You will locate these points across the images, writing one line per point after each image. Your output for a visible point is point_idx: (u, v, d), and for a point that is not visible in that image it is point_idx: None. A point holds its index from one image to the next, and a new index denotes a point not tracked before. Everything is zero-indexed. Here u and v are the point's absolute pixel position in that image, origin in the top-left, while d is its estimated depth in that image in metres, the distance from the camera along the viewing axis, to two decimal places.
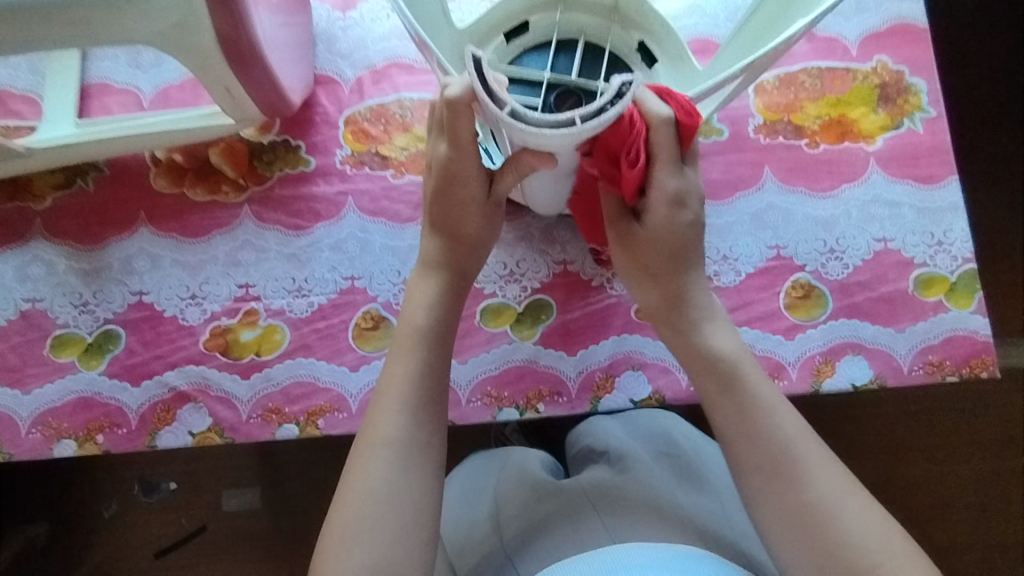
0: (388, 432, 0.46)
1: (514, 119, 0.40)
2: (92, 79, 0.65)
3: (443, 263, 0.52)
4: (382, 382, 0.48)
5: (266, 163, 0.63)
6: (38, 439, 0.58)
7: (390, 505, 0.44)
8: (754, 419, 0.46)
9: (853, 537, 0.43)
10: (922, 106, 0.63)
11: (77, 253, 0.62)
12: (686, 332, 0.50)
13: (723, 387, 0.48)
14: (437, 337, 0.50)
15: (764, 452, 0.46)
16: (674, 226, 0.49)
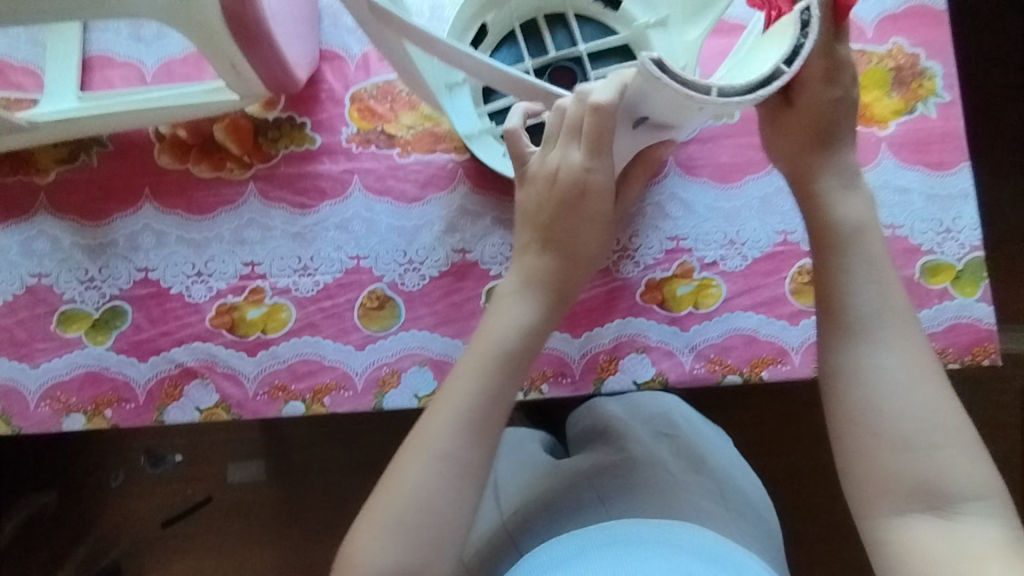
0: (440, 443, 0.47)
1: (724, 97, 0.39)
2: (94, 51, 0.64)
3: (539, 284, 0.50)
4: (444, 393, 0.49)
5: (271, 140, 0.63)
6: (47, 413, 0.59)
7: (427, 513, 0.46)
8: (854, 287, 0.48)
9: (913, 413, 0.45)
10: (936, 91, 0.62)
11: (82, 229, 0.62)
12: (815, 191, 0.50)
13: (833, 247, 0.49)
14: (517, 360, 0.49)
15: (852, 314, 0.48)
16: (824, 101, 0.48)
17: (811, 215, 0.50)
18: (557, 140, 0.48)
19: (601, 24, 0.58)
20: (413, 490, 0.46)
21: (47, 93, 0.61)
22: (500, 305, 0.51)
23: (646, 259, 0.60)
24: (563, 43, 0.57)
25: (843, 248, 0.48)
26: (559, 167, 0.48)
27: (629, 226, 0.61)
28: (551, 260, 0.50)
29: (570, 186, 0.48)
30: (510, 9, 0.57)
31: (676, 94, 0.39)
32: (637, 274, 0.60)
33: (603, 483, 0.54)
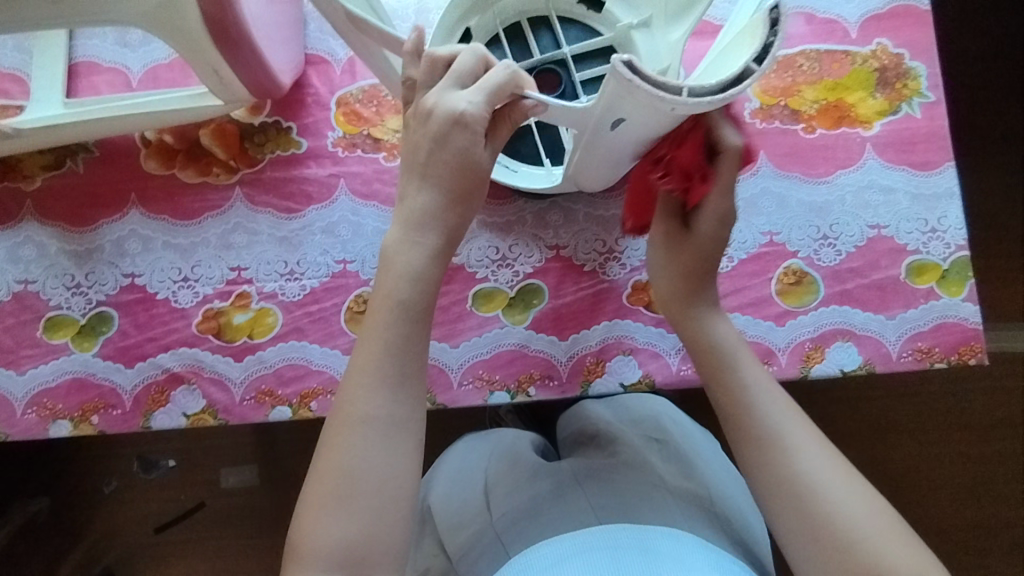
0: (365, 407, 0.44)
1: (694, 97, 0.38)
2: (80, 57, 0.64)
3: (431, 222, 0.47)
4: (355, 357, 0.46)
5: (257, 145, 0.63)
6: (34, 420, 0.59)
7: (366, 482, 0.44)
8: (742, 399, 0.49)
9: (842, 513, 0.44)
10: (921, 91, 0.62)
11: (68, 235, 0.62)
12: (699, 319, 0.53)
13: (720, 369, 0.51)
14: (416, 309, 0.47)
15: (750, 426, 0.48)
16: (718, 239, 0.52)
17: (694, 340, 0.53)
18: (440, 81, 0.46)
19: (586, 26, 0.57)
20: (350, 459, 0.44)
21: (32, 100, 0.61)
22: (393, 254, 0.48)
23: (633, 261, 0.60)
24: (547, 45, 0.57)
25: (729, 368, 0.51)
26: (437, 105, 0.45)
27: (616, 228, 0.61)
28: (437, 196, 0.47)
29: (448, 120, 0.45)
30: (493, 14, 0.57)
31: (649, 96, 0.38)
32: (624, 276, 0.60)
33: (591, 487, 0.53)
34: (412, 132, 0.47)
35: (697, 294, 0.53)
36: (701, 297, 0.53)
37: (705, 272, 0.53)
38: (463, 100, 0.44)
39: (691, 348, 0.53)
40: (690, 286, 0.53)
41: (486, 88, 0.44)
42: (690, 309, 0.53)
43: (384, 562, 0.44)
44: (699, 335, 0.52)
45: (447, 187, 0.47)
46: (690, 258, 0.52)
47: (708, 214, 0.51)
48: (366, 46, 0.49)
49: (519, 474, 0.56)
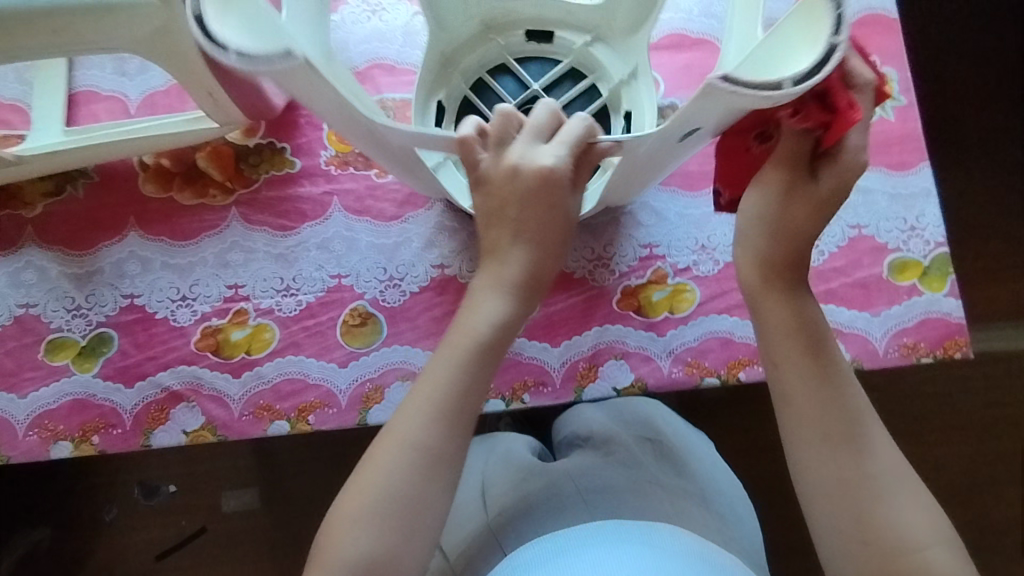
0: (411, 433, 0.47)
1: (799, 84, 0.38)
2: (79, 87, 0.66)
3: (519, 276, 0.49)
4: (421, 383, 0.49)
5: (252, 166, 0.64)
6: (35, 441, 0.59)
7: (400, 500, 0.46)
8: (836, 389, 0.48)
9: (901, 521, 0.45)
10: (893, 95, 0.64)
11: (69, 258, 0.63)
12: (793, 296, 0.50)
13: (812, 353, 0.49)
14: (493, 351, 0.49)
15: (832, 422, 0.48)
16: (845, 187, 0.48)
17: (768, 325, 0.50)
18: (518, 137, 0.48)
19: (544, 58, 0.62)
20: (386, 479, 0.46)
21: (34, 128, 0.63)
22: (473, 299, 0.50)
23: (621, 267, 0.62)
24: (515, 85, 0.61)
25: (818, 357, 0.49)
26: (521, 160, 0.47)
27: (604, 235, 0.62)
28: (526, 253, 0.49)
29: (535, 180, 0.47)
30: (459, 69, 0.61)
31: (754, 100, 0.38)
32: (613, 282, 0.61)
33: (585, 485, 0.54)
34: (493, 187, 0.48)
35: (790, 266, 0.50)
36: (793, 280, 0.50)
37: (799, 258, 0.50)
38: (549, 158, 0.47)
39: (772, 328, 0.50)
40: (787, 258, 0.50)
41: (566, 140, 0.47)
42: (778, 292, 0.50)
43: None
44: (784, 319, 0.50)
45: (530, 243, 0.49)
46: (811, 209, 0.48)
47: (833, 174, 0.48)
48: (366, 145, 0.48)
49: (515, 474, 0.57)
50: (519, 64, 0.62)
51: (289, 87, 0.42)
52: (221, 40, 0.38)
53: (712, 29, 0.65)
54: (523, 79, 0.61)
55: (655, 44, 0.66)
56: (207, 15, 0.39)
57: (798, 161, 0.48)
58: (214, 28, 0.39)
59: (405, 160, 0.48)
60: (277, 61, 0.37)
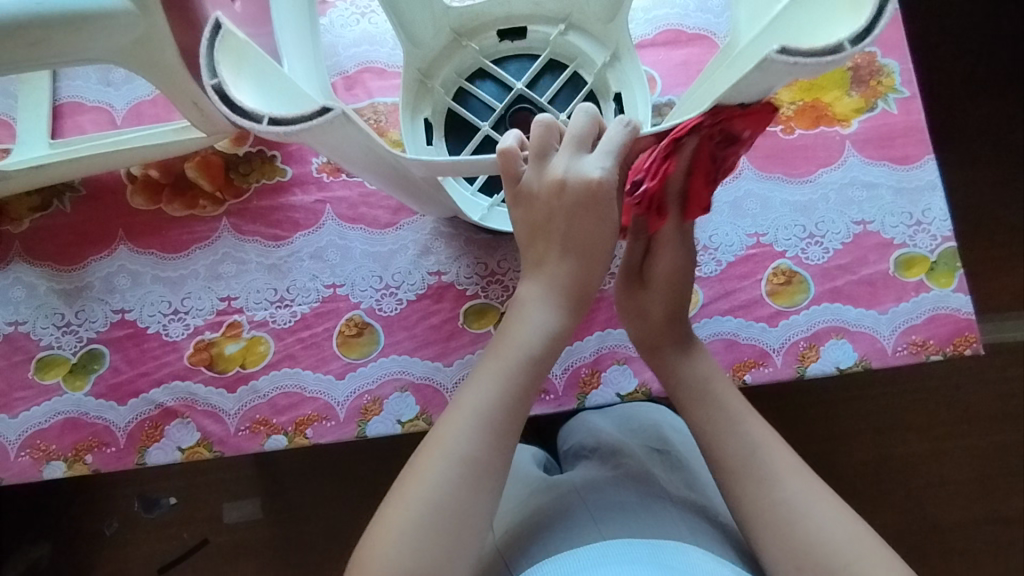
0: (457, 446, 0.45)
1: (859, 41, 0.35)
2: (64, 99, 0.65)
3: (567, 289, 0.48)
4: (460, 395, 0.47)
5: (242, 175, 0.63)
6: (28, 462, 0.58)
7: (440, 515, 0.43)
8: (726, 426, 0.49)
9: (822, 537, 0.43)
10: (895, 87, 0.62)
11: (57, 274, 0.62)
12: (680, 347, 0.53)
13: (700, 401, 0.51)
14: (542, 363, 0.48)
15: (732, 460, 0.48)
16: (677, 271, 0.52)
17: (664, 380, 0.53)
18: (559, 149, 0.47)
19: (520, 56, 0.61)
20: (433, 494, 0.44)
21: (19, 142, 0.62)
22: (519, 311, 0.49)
23: None
24: (496, 89, 0.61)
25: (709, 405, 0.51)
26: (567, 171, 0.46)
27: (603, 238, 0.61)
28: (576, 266, 0.48)
29: (585, 192, 0.45)
30: (440, 79, 0.60)
31: (814, 67, 0.35)
32: (614, 285, 0.60)
33: (594, 499, 0.53)
34: (537, 201, 0.47)
35: (670, 327, 0.53)
36: (678, 332, 0.54)
37: (677, 308, 0.53)
38: (596, 167, 0.44)
39: (672, 384, 0.53)
40: (667, 314, 0.53)
41: (611, 149, 0.44)
42: (667, 345, 0.53)
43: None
44: (676, 377, 0.53)
45: (577, 252, 0.48)
46: (661, 295, 0.53)
47: (663, 261, 0.52)
48: (377, 172, 0.47)
49: (522, 492, 0.56)
50: (498, 67, 0.61)
51: (314, 141, 0.39)
52: (250, 109, 0.35)
53: (708, 23, 0.64)
54: (504, 81, 0.61)
55: (650, 41, 0.64)
56: (227, 84, 0.36)
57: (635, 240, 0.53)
58: (238, 98, 0.36)
59: (418, 178, 0.48)
60: (318, 122, 0.35)
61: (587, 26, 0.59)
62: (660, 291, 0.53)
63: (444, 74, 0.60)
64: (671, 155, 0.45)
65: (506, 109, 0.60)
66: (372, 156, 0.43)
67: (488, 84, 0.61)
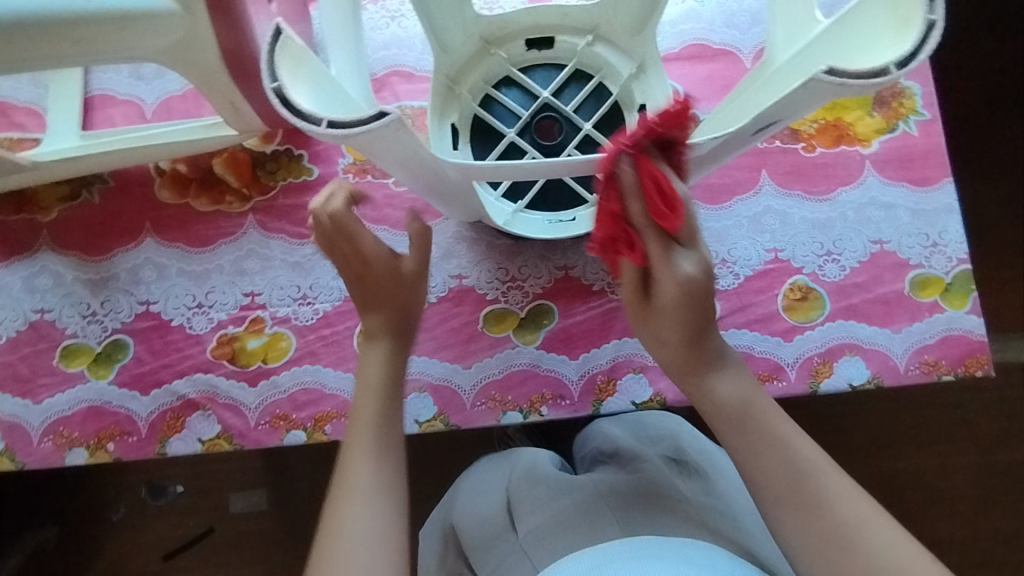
0: (359, 480, 0.46)
1: (906, 66, 0.35)
2: (95, 91, 0.66)
3: (394, 330, 0.50)
4: (343, 449, 0.48)
5: (269, 173, 0.64)
6: (50, 448, 0.59)
7: (361, 548, 0.43)
8: (771, 452, 0.45)
9: (879, 555, 0.41)
10: (916, 109, 0.63)
11: (85, 264, 0.63)
12: (705, 370, 0.47)
13: (735, 426, 0.46)
14: (397, 393, 0.50)
15: (783, 487, 0.44)
16: (687, 290, 0.43)
17: (697, 404, 0.48)
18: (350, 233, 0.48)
19: (546, 64, 0.62)
20: (342, 529, 0.44)
21: (50, 133, 0.63)
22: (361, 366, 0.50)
23: None
24: (521, 97, 0.61)
25: (746, 433, 0.45)
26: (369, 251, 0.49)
27: None
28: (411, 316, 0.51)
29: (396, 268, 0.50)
30: (467, 85, 0.61)
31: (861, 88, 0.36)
32: None
33: (609, 498, 0.54)
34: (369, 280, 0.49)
35: (689, 347, 0.46)
36: (704, 351, 0.47)
37: (699, 327, 0.46)
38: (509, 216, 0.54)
39: (702, 405, 0.47)
40: (686, 333, 0.46)
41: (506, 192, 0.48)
42: (695, 366, 0.47)
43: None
44: (711, 400, 0.47)
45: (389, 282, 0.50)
46: (676, 320, 0.45)
47: (667, 284, 0.44)
48: (414, 176, 0.48)
49: (540, 490, 0.56)
50: (524, 75, 0.62)
51: (365, 146, 0.40)
52: (308, 112, 0.36)
53: (734, 39, 0.65)
54: (530, 89, 0.61)
55: (676, 54, 0.65)
56: (286, 86, 0.36)
57: (631, 284, 0.46)
58: (298, 102, 0.36)
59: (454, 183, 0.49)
60: (377, 125, 0.36)
61: (614, 37, 0.60)
62: (673, 320, 0.45)
63: (471, 80, 0.61)
64: (613, 195, 0.42)
65: (531, 116, 0.60)
66: (418, 161, 0.43)
67: (514, 91, 0.61)
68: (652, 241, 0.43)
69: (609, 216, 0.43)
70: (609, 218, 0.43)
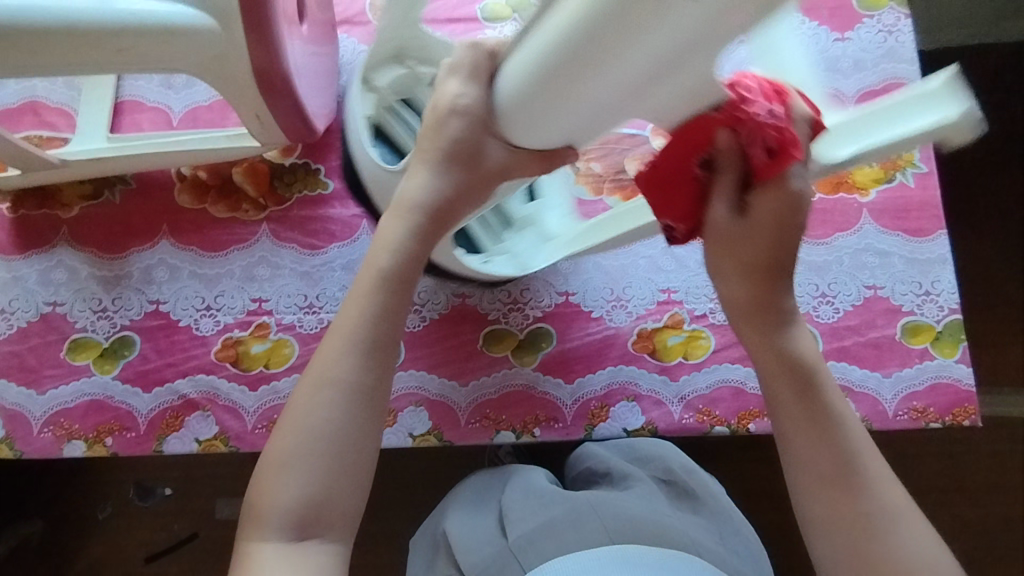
0: (336, 371, 0.45)
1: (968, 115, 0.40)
2: (125, 96, 0.69)
3: (429, 208, 0.47)
4: (337, 322, 0.47)
5: (286, 184, 0.66)
6: (49, 439, 0.60)
7: (322, 440, 0.44)
8: (826, 424, 0.45)
9: (902, 550, 0.42)
10: (914, 162, 0.66)
11: (100, 261, 0.65)
12: (777, 328, 0.47)
13: (798, 389, 0.46)
14: (402, 283, 0.47)
15: (829, 459, 0.44)
16: (773, 233, 0.43)
17: (760, 359, 0.47)
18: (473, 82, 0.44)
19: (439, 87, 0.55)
20: (309, 424, 0.45)
21: (79, 133, 0.66)
22: (381, 228, 0.48)
23: (638, 309, 0.63)
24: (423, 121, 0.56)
25: (804, 395, 0.46)
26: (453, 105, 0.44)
27: (622, 278, 0.64)
28: (450, 197, 0.47)
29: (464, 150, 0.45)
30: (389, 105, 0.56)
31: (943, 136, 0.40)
32: (629, 324, 0.63)
33: (604, 511, 0.53)
34: (427, 135, 0.46)
35: (765, 303, 0.46)
36: (776, 306, 0.46)
37: (775, 270, 0.45)
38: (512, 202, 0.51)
39: (764, 362, 0.47)
40: (759, 285, 0.46)
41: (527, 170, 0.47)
42: (766, 321, 0.46)
43: (339, 518, 0.45)
44: (777, 352, 0.46)
45: (458, 162, 0.46)
46: (752, 250, 0.44)
47: (768, 204, 0.41)
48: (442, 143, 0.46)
49: (534, 498, 0.56)
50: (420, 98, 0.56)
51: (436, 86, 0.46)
52: None
53: None
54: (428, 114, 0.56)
55: None
56: None
57: (726, 190, 0.42)
58: None
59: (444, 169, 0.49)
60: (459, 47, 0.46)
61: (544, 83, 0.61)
62: (750, 259, 0.45)
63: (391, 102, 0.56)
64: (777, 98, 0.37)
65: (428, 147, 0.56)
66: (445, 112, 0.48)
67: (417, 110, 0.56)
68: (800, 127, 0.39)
69: (783, 131, 0.37)
70: (784, 132, 0.37)
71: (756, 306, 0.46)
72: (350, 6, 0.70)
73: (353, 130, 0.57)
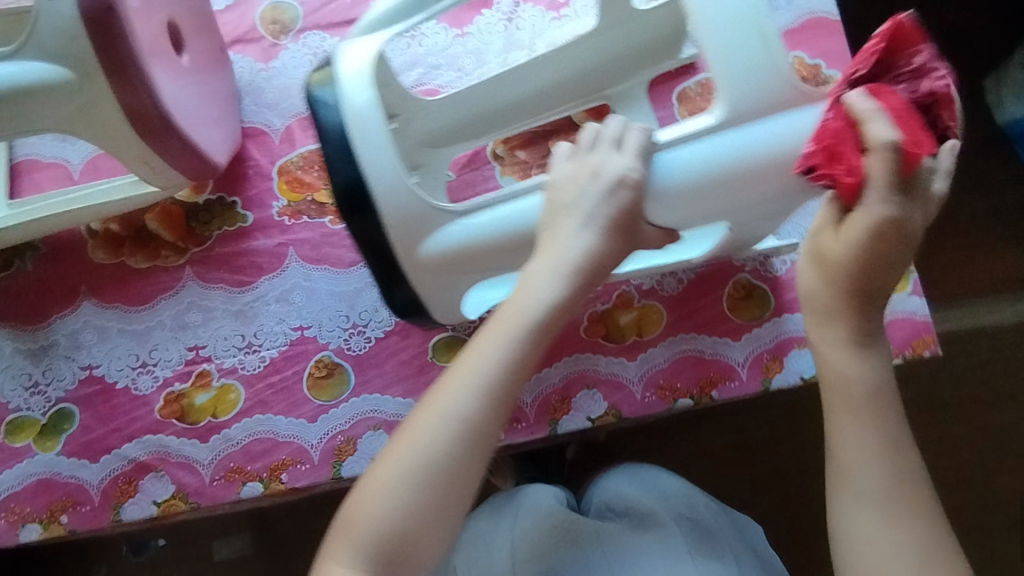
0: (458, 404, 0.40)
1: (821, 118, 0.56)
2: (20, 157, 0.65)
3: (581, 259, 0.43)
4: (466, 350, 0.42)
5: (203, 223, 0.63)
6: (4, 526, 0.58)
7: (427, 473, 0.39)
8: (896, 464, 0.39)
9: None
10: None
11: (24, 334, 0.62)
12: (857, 342, 0.41)
13: (872, 410, 0.40)
14: (545, 335, 0.42)
15: (884, 493, 0.38)
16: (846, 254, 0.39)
17: (827, 364, 0.41)
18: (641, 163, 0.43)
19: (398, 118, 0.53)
20: (427, 449, 0.39)
21: None
22: (529, 269, 0.43)
23: None
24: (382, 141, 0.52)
25: (878, 419, 0.40)
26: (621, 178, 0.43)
27: None
28: (596, 248, 0.43)
29: (623, 217, 0.43)
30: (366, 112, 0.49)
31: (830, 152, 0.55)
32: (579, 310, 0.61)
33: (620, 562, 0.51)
34: (571, 189, 0.44)
35: (863, 310, 0.40)
36: (868, 322, 0.40)
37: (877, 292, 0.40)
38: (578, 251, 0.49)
39: (834, 372, 0.41)
40: (853, 301, 0.40)
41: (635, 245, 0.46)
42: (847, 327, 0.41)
43: (429, 562, 0.39)
44: (849, 363, 0.41)
45: (617, 234, 0.44)
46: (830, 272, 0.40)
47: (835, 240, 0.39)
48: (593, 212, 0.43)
49: (545, 534, 0.53)
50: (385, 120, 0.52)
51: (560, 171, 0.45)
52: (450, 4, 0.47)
53: None
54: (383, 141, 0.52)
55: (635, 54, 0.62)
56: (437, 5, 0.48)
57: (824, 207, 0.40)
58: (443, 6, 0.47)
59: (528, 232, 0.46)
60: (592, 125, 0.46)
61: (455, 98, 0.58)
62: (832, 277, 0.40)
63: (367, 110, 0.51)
64: (900, 112, 0.36)
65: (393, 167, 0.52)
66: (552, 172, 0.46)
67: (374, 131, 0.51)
68: (871, 131, 0.35)
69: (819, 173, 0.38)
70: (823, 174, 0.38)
71: (823, 313, 0.42)
72: (239, 24, 0.67)
73: (358, 134, 0.47)
